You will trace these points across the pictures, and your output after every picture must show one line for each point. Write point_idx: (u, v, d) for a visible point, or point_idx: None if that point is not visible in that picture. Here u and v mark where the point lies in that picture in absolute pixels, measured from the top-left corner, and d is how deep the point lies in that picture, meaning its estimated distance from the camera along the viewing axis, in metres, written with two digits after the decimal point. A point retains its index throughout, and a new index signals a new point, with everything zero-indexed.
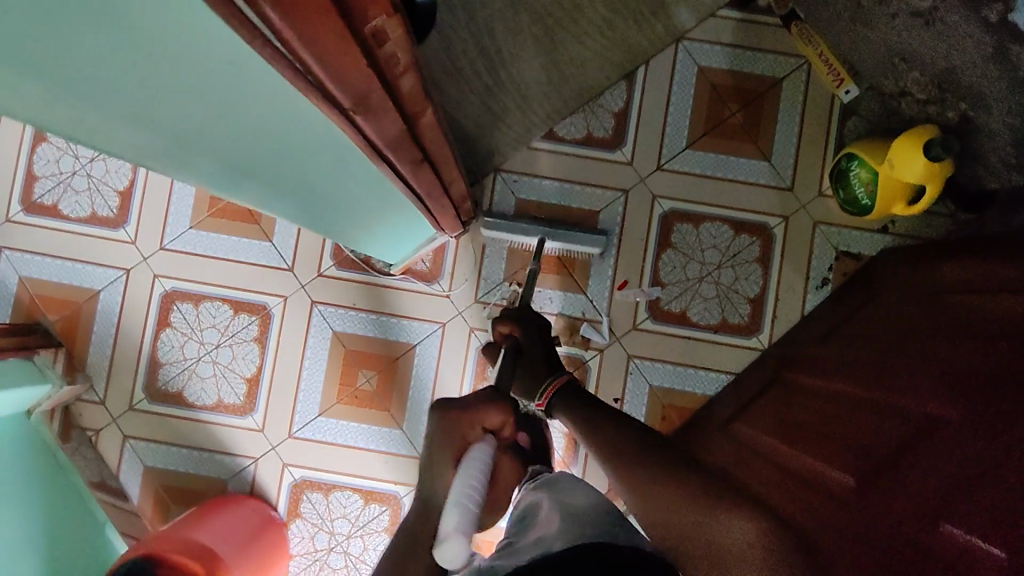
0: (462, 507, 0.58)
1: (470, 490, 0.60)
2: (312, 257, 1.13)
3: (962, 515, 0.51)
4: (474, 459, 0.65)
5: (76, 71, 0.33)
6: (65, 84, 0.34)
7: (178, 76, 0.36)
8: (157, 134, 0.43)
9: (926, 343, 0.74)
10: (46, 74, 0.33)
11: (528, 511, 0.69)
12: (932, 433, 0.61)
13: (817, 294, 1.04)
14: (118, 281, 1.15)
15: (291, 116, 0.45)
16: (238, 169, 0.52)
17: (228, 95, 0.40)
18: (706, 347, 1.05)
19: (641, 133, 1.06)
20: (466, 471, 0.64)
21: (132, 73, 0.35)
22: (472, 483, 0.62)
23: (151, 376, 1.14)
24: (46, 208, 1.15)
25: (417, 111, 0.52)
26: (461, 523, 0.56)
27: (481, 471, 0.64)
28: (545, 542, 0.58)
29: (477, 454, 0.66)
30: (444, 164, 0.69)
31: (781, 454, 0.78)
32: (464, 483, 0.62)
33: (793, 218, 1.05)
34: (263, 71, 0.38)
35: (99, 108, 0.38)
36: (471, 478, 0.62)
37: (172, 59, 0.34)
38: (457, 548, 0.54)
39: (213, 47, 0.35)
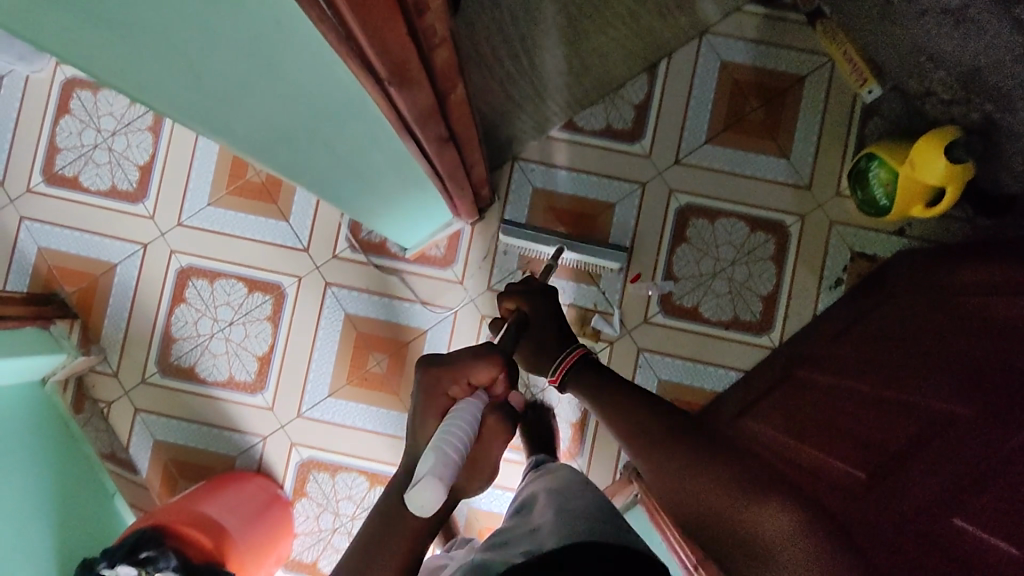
0: (441, 453, 0.52)
1: (451, 435, 0.55)
2: (327, 238, 1.14)
3: (975, 512, 0.52)
4: (462, 410, 0.58)
5: (127, 23, 0.34)
6: (115, 35, 0.35)
7: (223, 33, 0.37)
8: (194, 94, 0.44)
9: (938, 344, 0.74)
10: (97, 22, 0.34)
11: (523, 504, 0.67)
12: (944, 428, 0.61)
13: (830, 294, 1.03)
14: (135, 255, 1.16)
15: (326, 84, 0.45)
16: (266, 138, 0.52)
17: (268, 57, 0.40)
18: (718, 344, 1.05)
19: (661, 127, 1.06)
20: (451, 420, 0.57)
21: (179, 27, 0.35)
22: (456, 433, 0.55)
23: (164, 350, 1.15)
24: (67, 180, 1.16)
25: (448, 87, 0.52)
26: (437, 467, 0.51)
27: (466, 424, 0.57)
28: (539, 534, 0.57)
29: (466, 406, 0.59)
30: (466, 144, 0.70)
31: (788, 449, 0.78)
32: (446, 430, 0.55)
33: (809, 216, 1.05)
34: (304, 35, 0.38)
35: (141, 63, 0.38)
36: (455, 427, 0.56)
37: (217, 12, 0.35)
38: (430, 492, 0.50)
39: (262, 7, 0.35)
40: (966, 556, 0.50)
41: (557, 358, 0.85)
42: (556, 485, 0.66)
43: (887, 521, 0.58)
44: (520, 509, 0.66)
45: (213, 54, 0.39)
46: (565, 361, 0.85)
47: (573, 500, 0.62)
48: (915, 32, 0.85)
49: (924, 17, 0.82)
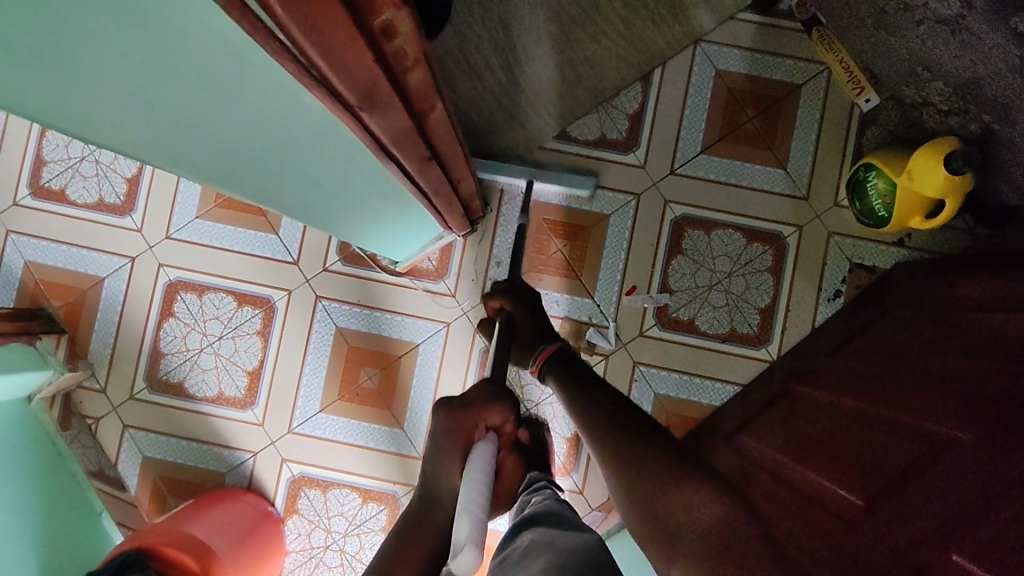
0: (471, 514, 0.51)
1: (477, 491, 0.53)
2: (318, 251, 1.12)
3: (975, 543, 0.50)
4: (477, 460, 0.57)
5: (77, 70, 0.32)
6: (65, 83, 0.33)
7: (182, 72, 0.35)
8: (163, 135, 0.42)
9: (938, 363, 0.72)
10: (49, 71, 0.32)
11: (509, 551, 0.63)
12: (943, 453, 0.59)
13: (828, 306, 1.02)
14: (123, 269, 1.14)
15: (296, 111, 0.44)
16: (243, 166, 0.51)
17: (233, 90, 0.39)
18: (714, 357, 1.03)
19: (655, 137, 1.05)
20: (471, 474, 0.55)
21: (134, 71, 0.33)
22: (479, 485, 0.54)
23: (152, 365, 1.13)
24: (54, 193, 1.14)
25: (426, 107, 0.51)
26: (473, 531, 0.49)
27: (485, 473, 0.56)
28: None
29: (480, 453, 0.58)
30: (453, 161, 0.68)
31: (786, 469, 0.76)
32: (469, 485, 0.54)
33: (806, 227, 1.03)
34: (265, 64, 0.37)
35: (101, 106, 0.37)
36: (475, 480, 0.54)
37: (171, 53, 0.33)
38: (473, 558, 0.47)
39: (215, 40, 0.33)
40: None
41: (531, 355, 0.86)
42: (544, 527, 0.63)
43: (885, 546, 0.56)
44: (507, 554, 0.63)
45: (175, 95, 0.37)
46: (543, 354, 0.85)
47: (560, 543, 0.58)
48: (910, 40, 0.84)
49: (920, 26, 0.81)
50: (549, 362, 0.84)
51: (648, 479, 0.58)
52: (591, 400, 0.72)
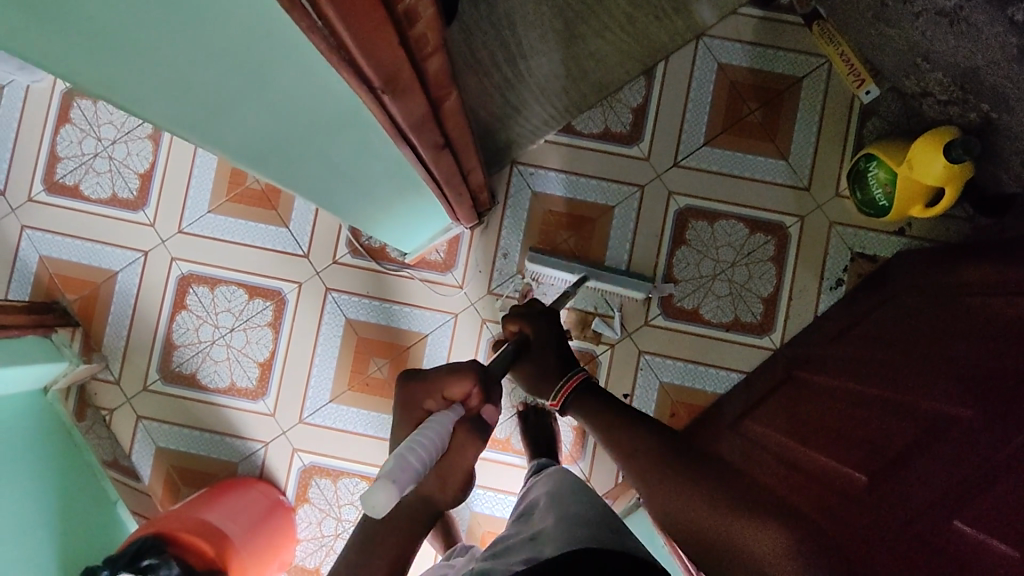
0: (402, 458, 0.51)
1: (419, 442, 0.53)
2: (328, 244, 1.14)
3: (977, 515, 0.52)
4: (433, 423, 0.58)
5: (121, 42, 0.34)
6: (108, 55, 0.35)
7: (216, 45, 0.37)
8: (192, 111, 0.44)
9: (938, 345, 0.73)
10: (95, 42, 0.34)
11: (524, 513, 0.66)
12: (944, 430, 0.60)
13: (830, 296, 1.03)
14: (136, 263, 1.16)
15: (318, 91, 0.46)
16: (263, 148, 0.53)
17: (262, 67, 0.41)
18: (718, 345, 1.04)
19: (659, 130, 1.07)
20: (420, 434, 0.55)
21: (173, 44, 0.35)
22: (423, 443, 0.54)
23: (165, 357, 1.15)
24: (67, 188, 1.17)
25: (441, 94, 0.53)
26: (395, 471, 0.49)
27: (435, 437, 0.56)
28: (539, 543, 0.56)
29: (440, 419, 0.58)
30: (464, 150, 0.70)
31: (790, 450, 0.78)
32: (413, 441, 0.53)
33: (808, 218, 1.04)
34: (294, 43, 0.39)
35: (137, 80, 0.39)
36: (422, 436, 0.55)
37: (208, 25, 0.35)
38: (384, 492, 0.47)
39: (249, 16, 0.35)
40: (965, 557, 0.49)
41: (554, 384, 0.85)
42: (558, 506, 0.62)
43: (890, 519, 0.57)
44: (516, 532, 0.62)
45: (207, 68, 0.39)
46: (565, 387, 0.85)
47: (575, 526, 0.57)
48: (909, 32, 0.85)
49: (919, 18, 0.82)
50: (575, 393, 0.85)
51: (694, 512, 0.65)
52: (624, 428, 0.78)
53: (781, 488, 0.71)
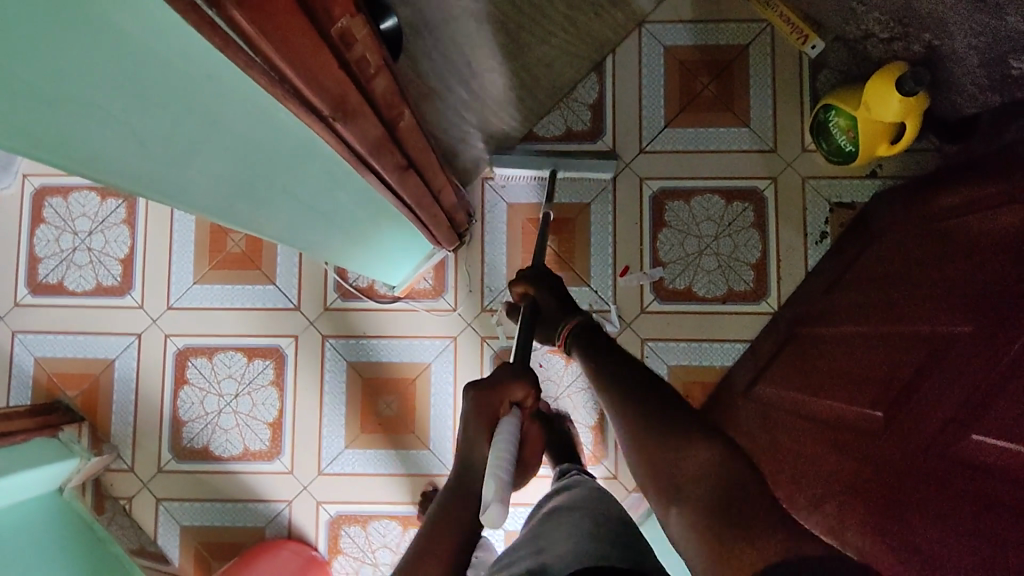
0: (497, 473, 0.54)
1: (504, 455, 0.56)
2: (317, 292, 1.14)
3: (997, 420, 0.49)
4: (502, 432, 0.59)
5: (75, 111, 0.35)
6: (67, 129, 0.36)
7: (169, 97, 0.38)
8: (158, 173, 0.45)
9: (931, 270, 0.73)
10: (51, 116, 0.35)
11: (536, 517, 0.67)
12: (949, 350, 0.59)
13: (818, 249, 1.03)
14: (131, 347, 1.16)
15: (274, 127, 0.47)
16: (230, 201, 0.53)
17: (218, 112, 0.42)
18: (719, 319, 1.04)
19: (619, 120, 1.08)
20: (497, 447, 0.57)
21: (125, 104, 0.36)
22: (506, 454, 0.56)
23: (175, 436, 1.14)
24: (52, 287, 1.17)
25: (395, 114, 0.54)
26: (500, 487, 0.52)
27: (511, 446, 0.58)
28: (536, 547, 0.57)
29: (506, 426, 0.60)
30: (429, 169, 0.71)
31: (805, 404, 0.77)
32: (496, 455, 0.56)
33: (780, 177, 1.05)
34: (240, 83, 0.40)
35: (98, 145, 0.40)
36: (502, 448, 0.57)
37: (158, 79, 0.36)
38: (499, 509, 0.51)
39: (193, 64, 0.36)
40: (1001, 469, 0.47)
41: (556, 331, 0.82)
42: (567, 512, 0.61)
43: (918, 449, 0.55)
44: (540, 532, 0.60)
45: (163, 122, 0.40)
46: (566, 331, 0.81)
47: (584, 535, 0.56)
48: None
49: None
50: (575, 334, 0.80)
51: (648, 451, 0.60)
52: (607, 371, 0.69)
53: (805, 444, 0.70)
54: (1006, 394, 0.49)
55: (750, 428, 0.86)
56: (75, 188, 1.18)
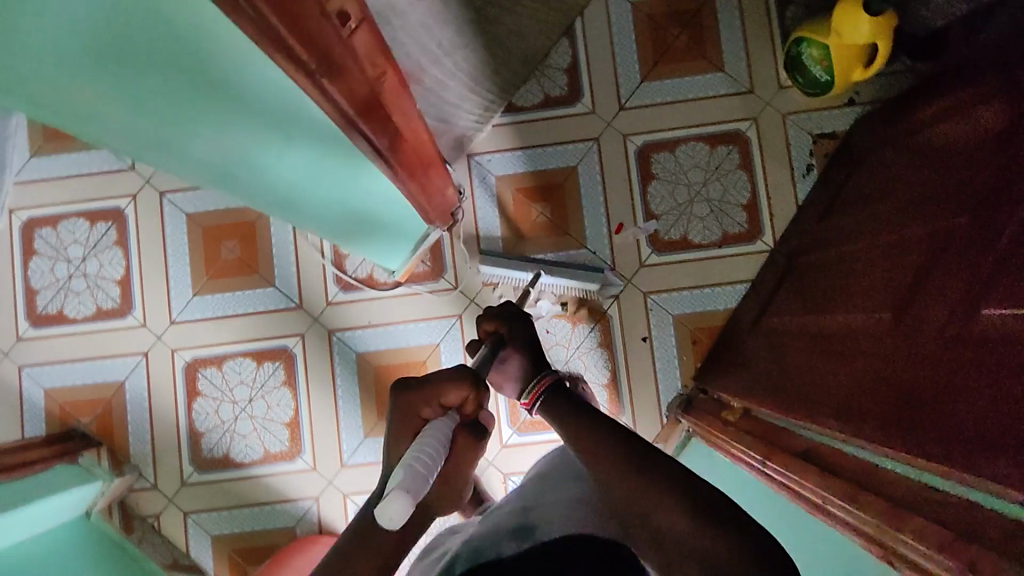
0: (410, 467, 0.49)
1: (423, 453, 0.51)
2: (317, 288, 1.15)
3: (1001, 294, 0.49)
4: (433, 428, 0.55)
5: None
6: None
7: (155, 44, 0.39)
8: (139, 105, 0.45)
9: (919, 179, 0.74)
10: None
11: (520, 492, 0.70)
12: (949, 244, 0.60)
13: (806, 182, 1.05)
14: (139, 366, 1.16)
15: (264, 87, 0.47)
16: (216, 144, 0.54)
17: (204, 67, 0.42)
18: (717, 263, 1.05)
19: (595, 81, 1.09)
20: (418, 446, 0.52)
21: None
22: (427, 451, 0.52)
23: (194, 448, 1.15)
24: (53, 317, 1.17)
25: (378, 73, 0.54)
26: (406, 483, 0.48)
27: (436, 445, 0.53)
28: (524, 521, 0.59)
29: (439, 424, 0.55)
30: (416, 138, 0.71)
31: (813, 325, 0.78)
32: (415, 450, 0.52)
33: (761, 116, 1.06)
34: (238, 43, 0.40)
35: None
36: (424, 447, 0.52)
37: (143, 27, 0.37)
38: (398, 506, 0.47)
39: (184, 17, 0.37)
40: (999, 336, 0.47)
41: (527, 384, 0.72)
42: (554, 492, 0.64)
43: (923, 335, 0.56)
44: (528, 511, 0.61)
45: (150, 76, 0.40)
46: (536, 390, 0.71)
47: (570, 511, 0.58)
48: None
49: None
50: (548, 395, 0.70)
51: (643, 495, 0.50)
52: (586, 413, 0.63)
53: (817, 361, 0.71)
54: (1014, 267, 0.50)
55: (760, 358, 0.87)
56: (63, 216, 1.18)
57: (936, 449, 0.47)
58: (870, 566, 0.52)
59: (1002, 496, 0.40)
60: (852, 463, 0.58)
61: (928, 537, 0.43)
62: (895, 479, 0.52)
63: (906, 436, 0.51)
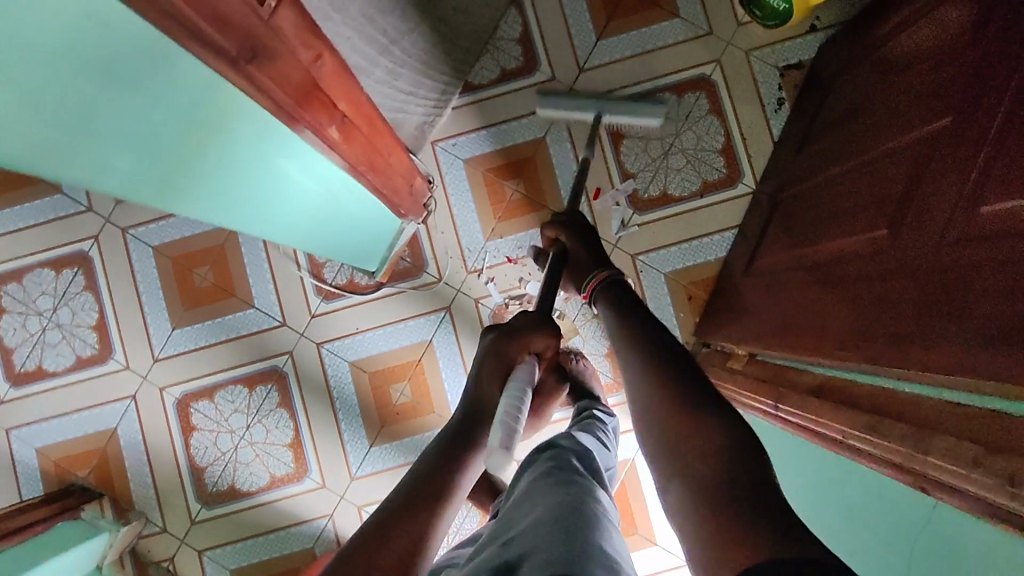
0: (507, 418, 0.54)
1: (515, 400, 0.56)
2: (299, 302, 1.11)
3: (996, 189, 0.46)
4: (518, 376, 0.59)
5: None
6: None
7: (75, 64, 0.34)
8: (79, 145, 0.41)
9: (892, 89, 0.71)
10: None
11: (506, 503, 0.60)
12: (935, 147, 0.57)
13: (778, 117, 1.02)
14: (129, 410, 1.12)
15: (206, 101, 0.43)
16: None
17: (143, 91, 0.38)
18: (701, 214, 1.03)
19: (550, 47, 1.05)
20: (507, 395, 0.57)
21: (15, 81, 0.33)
22: (516, 399, 0.56)
23: (198, 484, 1.11)
24: (32, 373, 1.13)
25: (313, 57, 0.50)
26: (506, 434, 0.52)
27: (523, 392, 0.57)
28: (506, 546, 0.50)
29: (522, 372, 0.60)
30: (371, 125, 0.68)
31: (807, 255, 0.75)
32: (505, 401, 0.56)
33: (724, 57, 1.03)
34: (161, 46, 0.36)
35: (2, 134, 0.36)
36: (513, 394, 0.57)
37: (56, 50, 0.33)
38: (504, 458, 0.51)
39: (97, 27, 0.33)
40: (1000, 232, 0.44)
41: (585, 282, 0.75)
42: (539, 500, 0.55)
43: (921, 245, 0.53)
44: (511, 530, 0.52)
45: (78, 99, 0.37)
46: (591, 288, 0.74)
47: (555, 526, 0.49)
48: None
49: None
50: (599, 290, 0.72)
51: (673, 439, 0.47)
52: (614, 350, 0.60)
53: (816, 290, 0.69)
54: (1007, 158, 0.47)
55: (758, 300, 0.84)
56: (26, 268, 1.14)
57: (947, 361, 0.44)
58: (899, 495, 0.49)
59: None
60: (865, 389, 0.55)
61: (960, 455, 0.40)
62: (910, 401, 0.48)
63: (914, 354, 0.48)
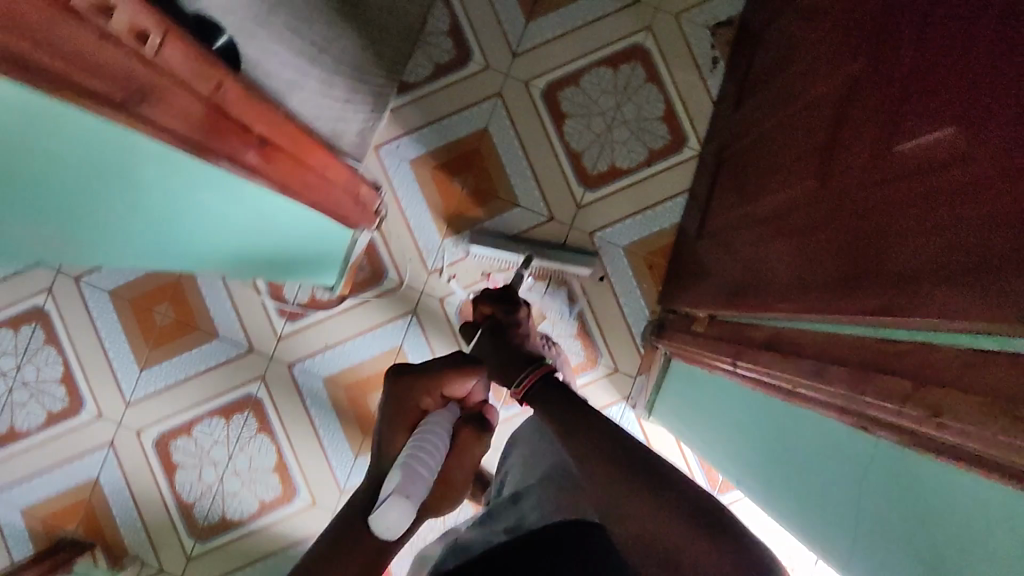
0: (409, 468, 0.49)
1: (423, 450, 0.51)
2: (264, 325, 1.10)
3: (912, 123, 0.47)
4: (430, 427, 0.55)
5: None
6: None
7: None
8: None
9: (812, 34, 0.72)
10: None
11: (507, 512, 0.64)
12: (852, 88, 0.58)
13: (715, 77, 1.02)
14: (109, 457, 1.11)
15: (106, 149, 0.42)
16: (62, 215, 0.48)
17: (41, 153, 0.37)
18: (652, 183, 1.03)
19: (481, 36, 1.04)
20: (416, 444, 0.52)
21: None
22: (426, 450, 0.51)
23: (189, 520, 1.10)
24: (4, 435, 1.11)
25: (215, 85, 0.49)
26: (407, 485, 0.47)
27: (436, 442, 0.53)
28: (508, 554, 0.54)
29: (436, 419, 0.56)
30: (297, 140, 0.67)
31: (750, 211, 0.76)
32: (413, 449, 0.51)
33: (654, 23, 1.03)
34: (47, 106, 0.35)
35: None
36: (424, 444, 0.52)
37: None
38: (399, 512, 0.46)
39: None
40: (920, 166, 0.44)
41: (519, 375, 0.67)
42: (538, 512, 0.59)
43: (848, 188, 0.54)
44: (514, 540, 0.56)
45: None
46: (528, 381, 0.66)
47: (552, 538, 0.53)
48: None
49: None
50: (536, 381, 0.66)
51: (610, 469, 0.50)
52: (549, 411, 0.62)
53: (760, 245, 0.69)
54: (920, 91, 0.47)
55: (712, 262, 0.84)
56: None
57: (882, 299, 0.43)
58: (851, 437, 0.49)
59: (977, 332, 0.35)
60: (810, 337, 0.55)
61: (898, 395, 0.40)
62: (852, 343, 0.47)
63: (850, 299, 0.48)
